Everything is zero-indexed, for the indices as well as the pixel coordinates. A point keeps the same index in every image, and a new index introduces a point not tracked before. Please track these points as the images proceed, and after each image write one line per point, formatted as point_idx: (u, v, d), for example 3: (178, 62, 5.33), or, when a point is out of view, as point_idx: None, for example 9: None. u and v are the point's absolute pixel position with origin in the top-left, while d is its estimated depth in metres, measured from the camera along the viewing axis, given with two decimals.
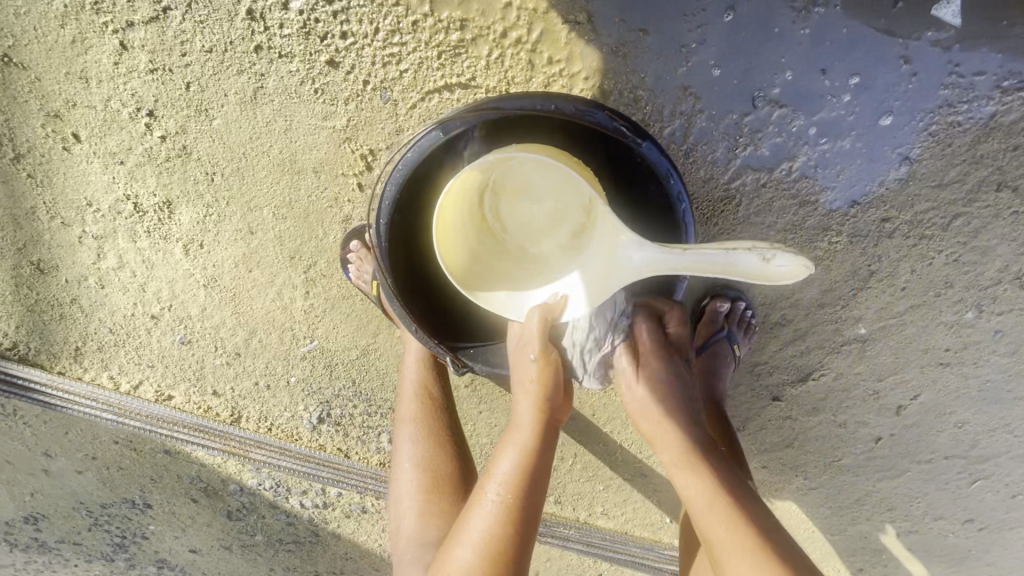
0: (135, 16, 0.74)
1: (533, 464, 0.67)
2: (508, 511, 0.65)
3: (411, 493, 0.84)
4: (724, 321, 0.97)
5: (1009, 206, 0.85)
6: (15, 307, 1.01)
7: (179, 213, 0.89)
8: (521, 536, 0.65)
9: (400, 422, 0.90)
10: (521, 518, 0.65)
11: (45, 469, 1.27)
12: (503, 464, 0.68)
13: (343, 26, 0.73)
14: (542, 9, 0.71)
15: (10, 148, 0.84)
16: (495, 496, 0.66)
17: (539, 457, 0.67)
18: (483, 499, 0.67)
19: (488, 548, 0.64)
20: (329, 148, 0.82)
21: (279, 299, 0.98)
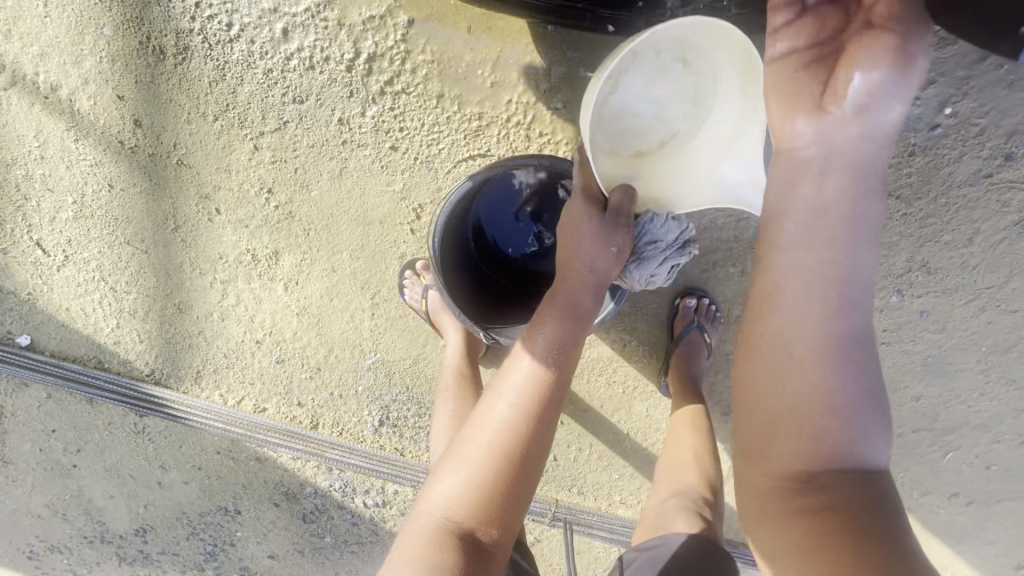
0: (265, 127, 1.11)
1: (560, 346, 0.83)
2: (546, 369, 0.83)
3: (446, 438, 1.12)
4: (694, 314, 1.23)
5: (898, 210, 1.12)
6: (158, 340, 1.35)
7: (284, 259, 1.24)
8: (555, 395, 0.83)
9: (441, 391, 1.19)
10: (555, 380, 0.83)
11: (159, 482, 1.55)
12: (545, 324, 0.84)
13: (401, 123, 1.09)
14: (533, 102, 1.06)
15: (173, 221, 1.21)
16: (537, 356, 0.83)
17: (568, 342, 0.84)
18: (524, 359, 0.84)
19: (524, 402, 0.82)
20: (391, 205, 1.17)
21: (352, 320, 1.29)
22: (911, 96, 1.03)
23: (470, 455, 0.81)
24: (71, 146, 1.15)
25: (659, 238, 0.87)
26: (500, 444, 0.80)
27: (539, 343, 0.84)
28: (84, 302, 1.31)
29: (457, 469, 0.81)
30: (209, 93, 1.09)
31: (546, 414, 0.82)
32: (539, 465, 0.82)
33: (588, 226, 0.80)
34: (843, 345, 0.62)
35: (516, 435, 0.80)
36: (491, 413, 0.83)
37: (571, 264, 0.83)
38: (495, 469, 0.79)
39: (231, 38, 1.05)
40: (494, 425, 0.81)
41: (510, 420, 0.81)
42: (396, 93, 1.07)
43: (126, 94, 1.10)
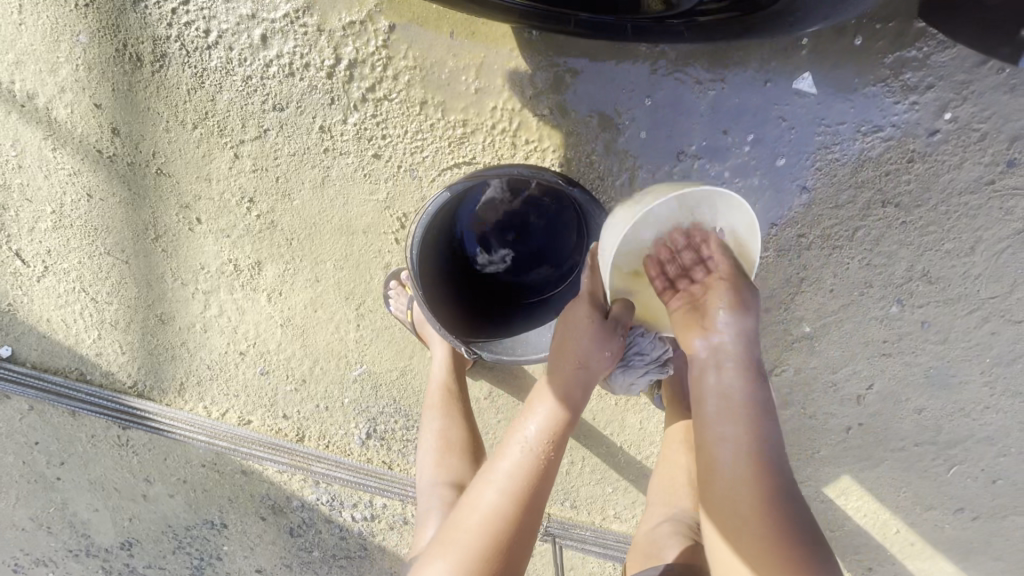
0: (245, 135, 1.09)
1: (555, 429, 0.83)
2: (540, 453, 0.81)
3: (432, 460, 1.08)
4: None
5: (897, 218, 1.08)
6: (140, 351, 1.33)
7: (267, 269, 1.21)
8: (546, 482, 0.81)
9: (427, 408, 1.16)
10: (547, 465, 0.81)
11: (144, 495, 1.52)
12: (539, 410, 0.84)
13: (384, 131, 1.06)
14: (518, 108, 1.03)
15: (153, 231, 1.19)
16: (530, 439, 0.82)
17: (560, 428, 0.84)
18: (517, 443, 0.83)
19: (517, 488, 0.79)
20: (375, 214, 1.14)
21: (337, 331, 1.26)
22: (909, 101, 1.00)
23: (459, 539, 0.77)
24: (48, 155, 1.13)
25: (647, 351, 0.96)
26: (493, 531, 0.76)
27: (531, 427, 0.83)
28: (65, 313, 1.29)
29: (444, 557, 0.76)
30: (188, 100, 1.06)
31: (536, 500, 0.80)
32: (526, 553, 0.79)
33: (588, 328, 0.82)
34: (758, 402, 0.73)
35: (508, 520, 0.77)
36: (481, 497, 0.80)
37: (564, 356, 0.84)
38: (484, 555, 0.75)
39: (209, 44, 1.02)
40: (485, 509, 0.78)
41: (499, 505, 0.78)
42: (378, 100, 1.04)
43: (103, 103, 1.08)
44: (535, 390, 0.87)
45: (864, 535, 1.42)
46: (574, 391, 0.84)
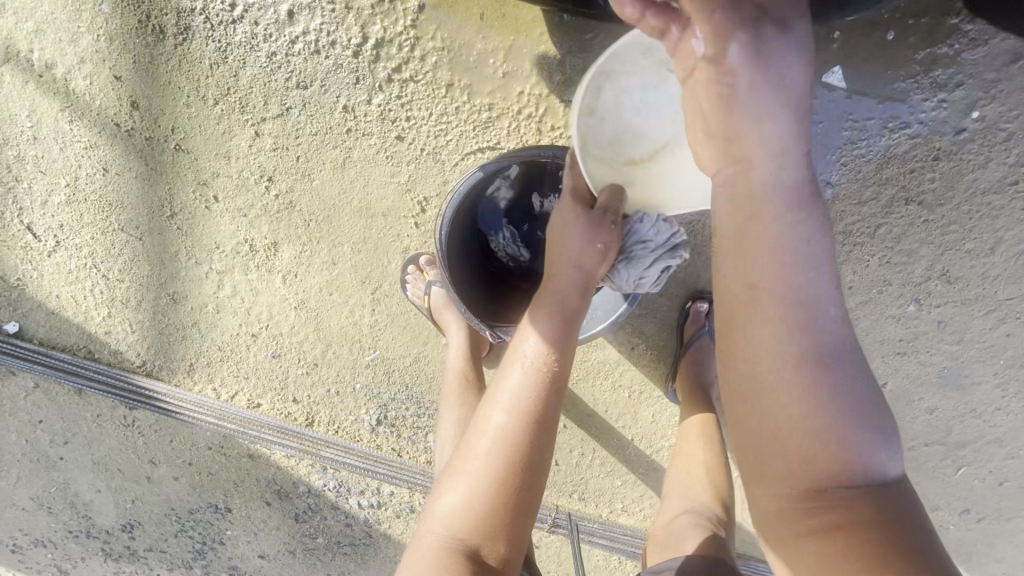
0: (267, 113, 1.07)
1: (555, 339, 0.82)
2: (541, 364, 0.81)
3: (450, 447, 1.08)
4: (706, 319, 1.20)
5: (919, 216, 1.08)
6: (150, 330, 1.31)
7: (283, 250, 1.20)
8: (554, 396, 0.81)
9: (445, 397, 1.14)
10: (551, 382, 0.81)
11: (148, 476, 1.51)
12: (536, 328, 0.83)
13: (408, 113, 1.05)
14: (545, 94, 1.02)
15: (168, 208, 1.17)
16: (530, 359, 0.81)
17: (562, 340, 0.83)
18: (518, 366, 0.82)
19: (524, 408, 0.79)
20: (396, 197, 1.13)
21: (352, 315, 1.25)
22: (938, 98, 1.00)
23: (473, 467, 0.78)
24: (65, 127, 1.11)
25: (649, 239, 0.84)
26: (500, 452, 0.77)
27: (530, 348, 0.82)
28: (75, 289, 1.27)
29: (462, 483, 0.77)
30: (210, 75, 1.05)
31: (545, 416, 0.80)
32: (543, 469, 0.80)
33: (576, 224, 0.80)
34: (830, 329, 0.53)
35: (518, 442, 0.77)
36: (489, 422, 0.80)
37: (559, 261, 0.83)
38: (501, 479, 0.76)
39: (234, 18, 1.01)
40: (494, 434, 0.78)
41: (506, 425, 0.78)
42: (404, 81, 1.03)
43: (123, 75, 1.06)
44: (532, 306, 0.85)
45: None
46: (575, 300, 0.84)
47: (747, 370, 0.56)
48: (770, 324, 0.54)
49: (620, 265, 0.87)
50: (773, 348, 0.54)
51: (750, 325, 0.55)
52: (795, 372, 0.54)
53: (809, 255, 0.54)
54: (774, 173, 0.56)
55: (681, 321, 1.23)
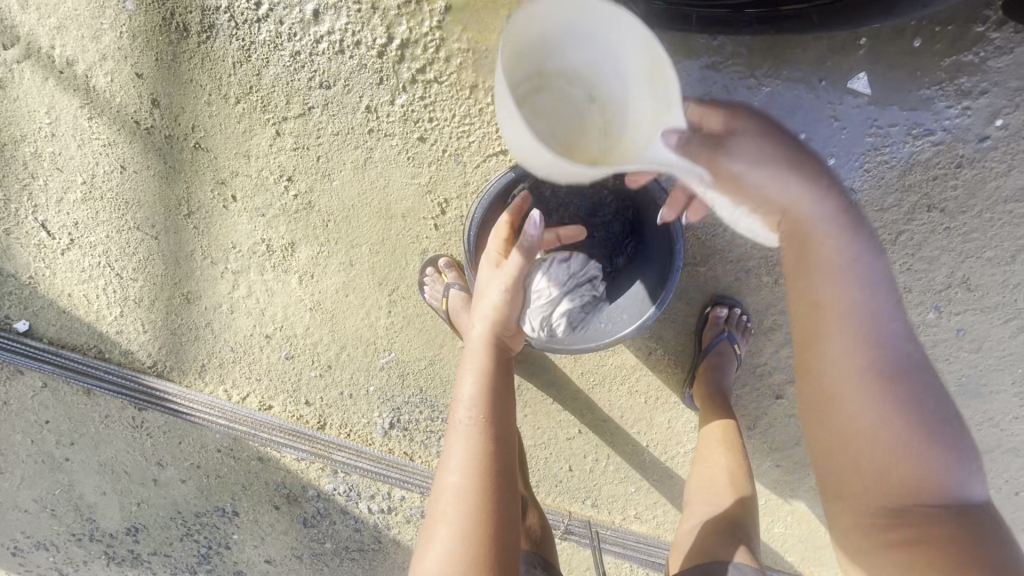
0: (290, 113, 1.07)
1: (487, 380, 0.82)
2: (477, 411, 0.79)
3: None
4: (725, 324, 1.17)
5: (941, 223, 1.08)
6: (162, 330, 1.29)
7: (300, 251, 1.19)
8: (496, 443, 0.79)
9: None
10: (491, 427, 0.79)
11: (155, 479, 1.49)
12: (466, 385, 0.82)
13: (431, 114, 1.05)
14: None
15: (186, 207, 1.16)
16: (466, 415, 0.80)
17: (492, 376, 0.82)
18: (455, 428, 0.80)
19: (473, 462, 0.76)
20: (416, 199, 1.12)
21: (367, 317, 1.24)
22: (962, 106, 1.00)
23: (440, 534, 0.74)
24: (84, 124, 1.10)
25: (544, 288, 0.94)
26: (465, 514, 0.74)
27: (465, 406, 0.80)
28: (88, 288, 1.26)
29: (435, 552, 0.73)
30: (233, 73, 1.04)
31: (500, 461, 0.78)
32: (514, 515, 0.77)
33: (500, 284, 0.85)
34: (879, 330, 0.67)
35: (475, 499, 0.75)
36: (445, 486, 0.77)
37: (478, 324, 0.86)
38: (470, 537, 0.72)
39: (259, 17, 1.01)
40: (452, 498, 0.76)
41: (463, 485, 0.76)
42: (428, 82, 1.03)
43: (145, 72, 1.05)
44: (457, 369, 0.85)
45: None
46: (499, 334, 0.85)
47: (841, 409, 0.67)
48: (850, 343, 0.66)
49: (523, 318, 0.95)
50: (864, 392, 0.65)
51: (820, 366, 0.68)
52: (879, 395, 0.65)
53: (875, 297, 0.68)
54: (823, 215, 0.72)
55: (700, 326, 1.21)
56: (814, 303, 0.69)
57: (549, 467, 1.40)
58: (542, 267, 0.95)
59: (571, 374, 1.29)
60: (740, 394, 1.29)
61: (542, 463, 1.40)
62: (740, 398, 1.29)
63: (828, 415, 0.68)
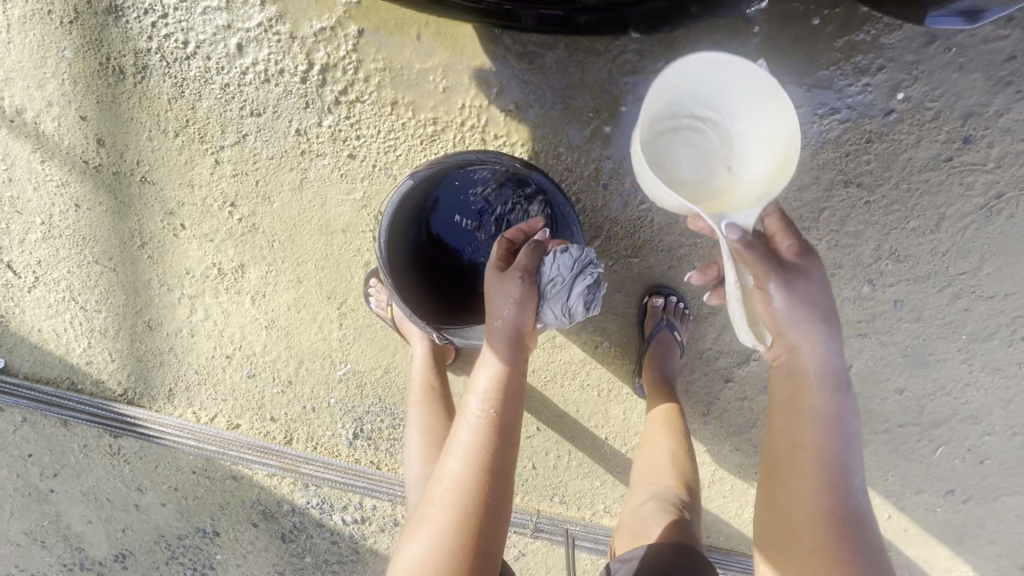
0: (225, 141, 1.13)
1: (506, 378, 0.84)
2: (490, 408, 0.83)
3: (419, 455, 1.09)
4: (663, 312, 1.20)
5: (860, 198, 1.11)
6: (129, 358, 1.35)
7: (250, 272, 1.24)
8: (506, 441, 0.83)
9: (410, 405, 1.17)
10: (499, 430, 0.83)
11: (137, 504, 1.53)
12: (480, 381, 0.86)
13: (357, 132, 1.10)
14: (485, 105, 1.07)
15: (139, 238, 1.22)
16: (477, 410, 0.84)
17: (511, 373, 0.85)
18: (465, 419, 0.84)
19: (474, 457, 0.81)
20: (353, 213, 1.17)
21: (321, 331, 1.29)
22: (862, 82, 1.03)
23: (435, 514, 0.81)
24: (37, 167, 1.17)
25: (556, 275, 0.87)
26: (458, 503, 0.80)
27: (478, 402, 0.84)
28: (56, 322, 1.32)
29: (425, 532, 0.80)
30: (169, 109, 1.11)
31: (505, 457, 0.82)
32: (504, 513, 0.82)
33: (512, 287, 0.83)
34: (840, 465, 0.74)
35: (471, 492, 0.80)
36: (445, 471, 0.83)
37: (492, 322, 0.87)
38: (461, 524, 0.79)
39: (188, 54, 1.07)
40: (450, 486, 0.81)
41: (461, 476, 0.81)
42: (351, 102, 1.08)
43: (88, 115, 1.12)
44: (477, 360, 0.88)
45: None
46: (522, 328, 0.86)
47: (800, 542, 0.74)
48: (809, 485, 0.75)
49: (541, 309, 0.88)
50: (815, 527, 0.74)
51: (787, 485, 0.77)
52: (829, 534, 0.73)
53: (845, 439, 0.75)
54: (825, 360, 0.74)
55: (641, 317, 1.24)
56: (784, 427, 0.78)
57: None
58: (548, 258, 0.87)
59: None
60: (691, 381, 1.31)
61: None
62: (691, 385, 1.31)
63: (789, 535, 0.76)
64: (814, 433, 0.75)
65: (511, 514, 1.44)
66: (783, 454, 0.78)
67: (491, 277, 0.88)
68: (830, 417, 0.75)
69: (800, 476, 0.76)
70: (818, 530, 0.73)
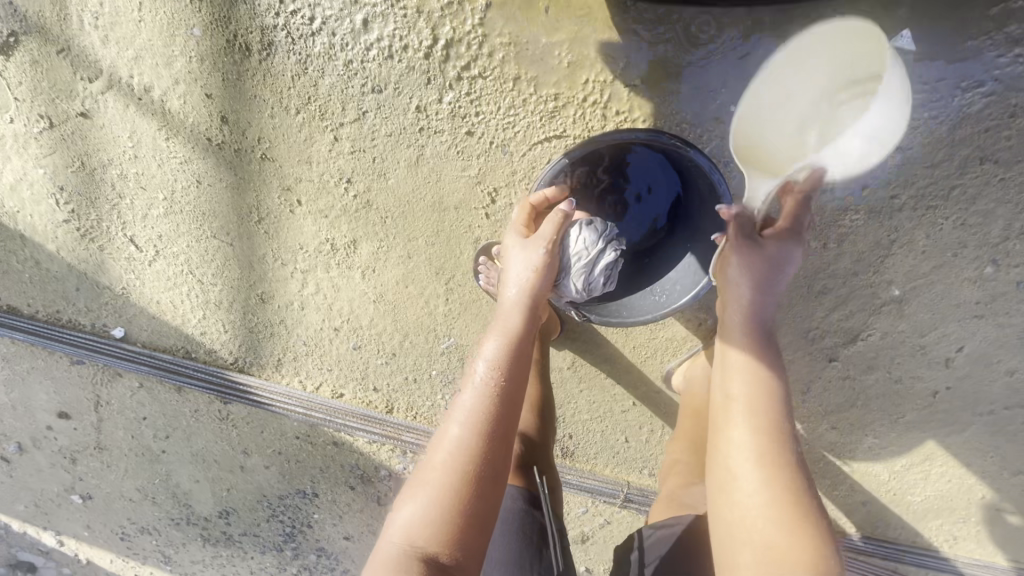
0: (345, 118, 1.14)
1: (510, 346, 0.90)
2: (495, 372, 0.87)
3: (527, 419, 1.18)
4: None
5: (995, 175, 1.07)
6: (241, 329, 1.41)
7: (362, 248, 1.27)
8: (510, 406, 0.85)
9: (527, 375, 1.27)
10: (502, 394, 0.85)
11: (242, 466, 1.62)
12: (489, 347, 0.91)
13: (477, 108, 1.10)
14: (610, 80, 1.06)
15: (256, 214, 1.26)
16: (483, 374, 0.87)
17: (515, 343, 0.91)
18: (470, 383, 0.87)
19: (475, 419, 0.83)
20: (466, 190, 1.18)
21: (427, 306, 1.32)
22: (1013, 54, 0.99)
23: (433, 474, 0.80)
24: (162, 145, 1.21)
25: (580, 249, 1.00)
26: (457, 464, 0.79)
27: (486, 366, 0.88)
28: (173, 295, 1.38)
29: (420, 494, 0.79)
30: (291, 86, 1.12)
31: (502, 419, 0.83)
32: (499, 485, 0.80)
33: (531, 257, 0.97)
34: (774, 415, 0.80)
35: (471, 453, 0.80)
36: (446, 434, 0.84)
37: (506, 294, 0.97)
38: (457, 484, 0.78)
39: (313, 31, 1.08)
40: (449, 448, 0.81)
41: (461, 438, 0.81)
42: (473, 78, 1.08)
43: (213, 93, 1.14)
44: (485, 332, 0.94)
45: (945, 500, 1.41)
46: (532, 299, 0.94)
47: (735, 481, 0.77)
48: (741, 430, 0.80)
49: (564, 282, 1.02)
50: (747, 464, 0.77)
51: (725, 434, 0.81)
52: (759, 469, 0.75)
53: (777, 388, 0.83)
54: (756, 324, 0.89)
55: None
56: (724, 386, 0.86)
57: (606, 440, 1.45)
58: (573, 232, 1.01)
59: (624, 348, 1.35)
60: (793, 360, 1.31)
61: (599, 436, 1.45)
62: (792, 364, 1.31)
63: (727, 480, 0.77)
64: (739, 384, 0.84)
65: (601, 485, 1.48)
66: (721, 409, 0.84)
67: (512, 249, 1.02)
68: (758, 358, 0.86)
69: (735, 418, 0.81)
70: (757, 462, 0.76)
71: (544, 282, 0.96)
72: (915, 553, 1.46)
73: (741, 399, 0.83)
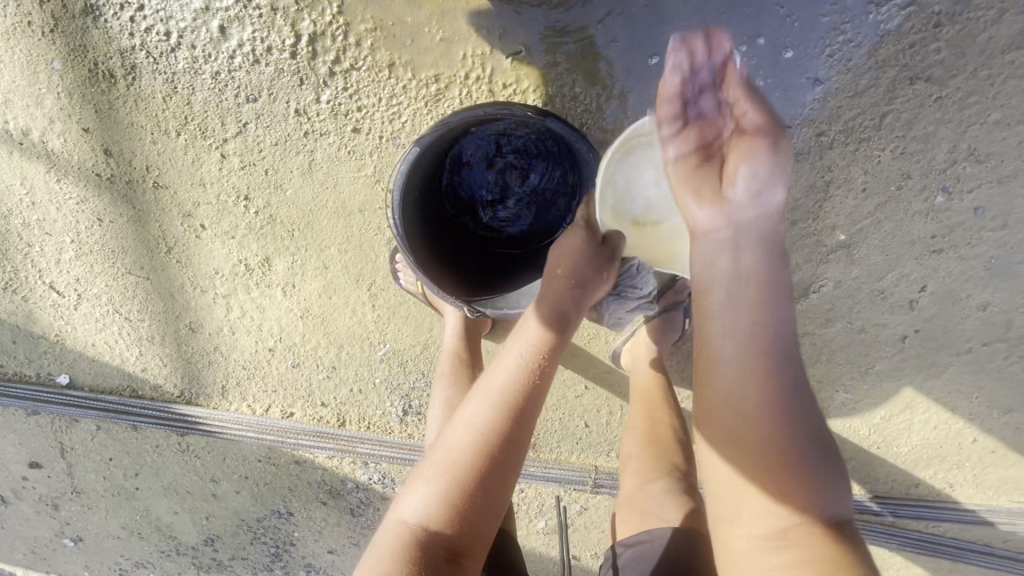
0: (227, 133, 1.09)
1: (546, 342, 0.81)
2: (531, 367, 0.79)
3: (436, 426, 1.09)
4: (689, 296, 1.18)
5: (929, 95, 0.96)
6: (179, 361, 1.38)
7: (276, 264, 1.22)
8: (537, 394, 0.79)
9: (439, 376, 1.15)
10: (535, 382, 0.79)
11: (213, 494, 1.61)
12: (522, 335, 0.82)
13: (358, 102, 1.03)
14: (488, 52, 0.97)
15: (165, 244, 1.22)
16: (519, 361, 0.80)
17: (552, 340, 0.81)
18: (502, 362, 0.81)
19: (502, 402, 0.77)
20: (368, 190, 1.12)
21: (355, 315, 1.27)
22: None
23: (447, 458, 0.75)
24: (55, 187, 1.17)
25: None
26: (475, 445, 0.75)
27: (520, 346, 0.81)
28: (106, 335, 1.36)
29: (428, 476, 0.75)
30: (166, 107, 1.07)
31: (528, 416, 0.78)
32: (511, 476, 0.76)
33: (584, 251, 0.83)
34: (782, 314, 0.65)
35: (493, 438, 0.75)
36: (471, 413, 0.78)
37: (553, 268, 0.84)
38: (472, 469, 0.74)
39: (173, 46, 1.01)
40: (468, 429, 0.77)
41: (486, 418, 0.76)
42: (346, 71, 1.01)
43: (90, 126, 1.10)
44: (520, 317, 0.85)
45: (933, 448, 1.32)
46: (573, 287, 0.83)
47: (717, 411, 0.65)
48: (736, 355, 0.64)
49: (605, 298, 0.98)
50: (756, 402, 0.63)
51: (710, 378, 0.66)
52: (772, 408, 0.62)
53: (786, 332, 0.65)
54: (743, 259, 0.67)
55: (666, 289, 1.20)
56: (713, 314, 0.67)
57: (566, 427, 1.40)
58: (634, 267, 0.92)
59: None
60: None
61: (558, 424, 1.40)
62: None
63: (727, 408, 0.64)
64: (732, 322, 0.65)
65: (569, 473, 1.42)
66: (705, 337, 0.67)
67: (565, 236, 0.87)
68: (767, 376, 0.63)
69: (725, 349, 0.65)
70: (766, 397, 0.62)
71: (601, 285, 0.86)
72: (907, 504, 1.38)
73: (728, 341, 0.65)
